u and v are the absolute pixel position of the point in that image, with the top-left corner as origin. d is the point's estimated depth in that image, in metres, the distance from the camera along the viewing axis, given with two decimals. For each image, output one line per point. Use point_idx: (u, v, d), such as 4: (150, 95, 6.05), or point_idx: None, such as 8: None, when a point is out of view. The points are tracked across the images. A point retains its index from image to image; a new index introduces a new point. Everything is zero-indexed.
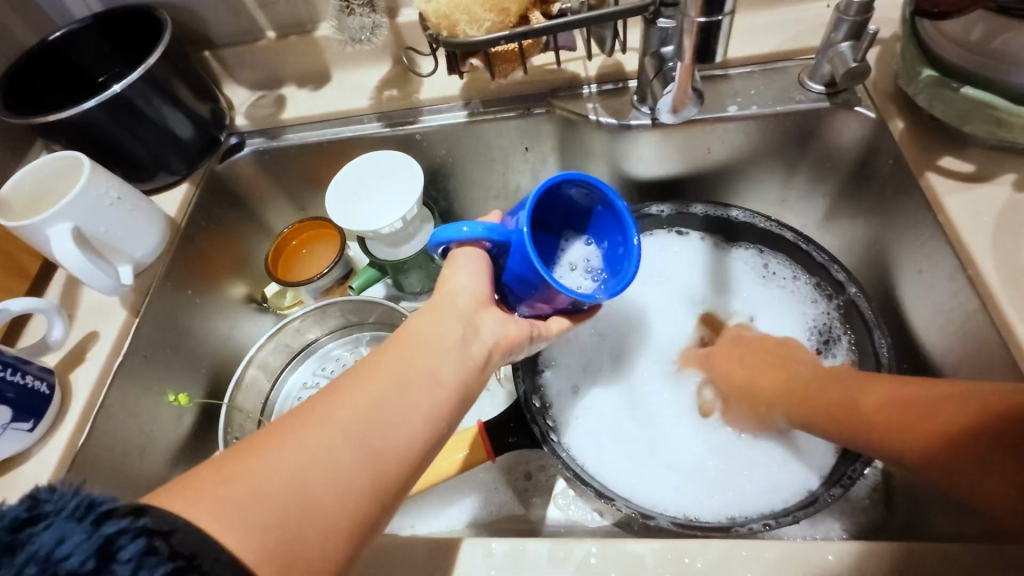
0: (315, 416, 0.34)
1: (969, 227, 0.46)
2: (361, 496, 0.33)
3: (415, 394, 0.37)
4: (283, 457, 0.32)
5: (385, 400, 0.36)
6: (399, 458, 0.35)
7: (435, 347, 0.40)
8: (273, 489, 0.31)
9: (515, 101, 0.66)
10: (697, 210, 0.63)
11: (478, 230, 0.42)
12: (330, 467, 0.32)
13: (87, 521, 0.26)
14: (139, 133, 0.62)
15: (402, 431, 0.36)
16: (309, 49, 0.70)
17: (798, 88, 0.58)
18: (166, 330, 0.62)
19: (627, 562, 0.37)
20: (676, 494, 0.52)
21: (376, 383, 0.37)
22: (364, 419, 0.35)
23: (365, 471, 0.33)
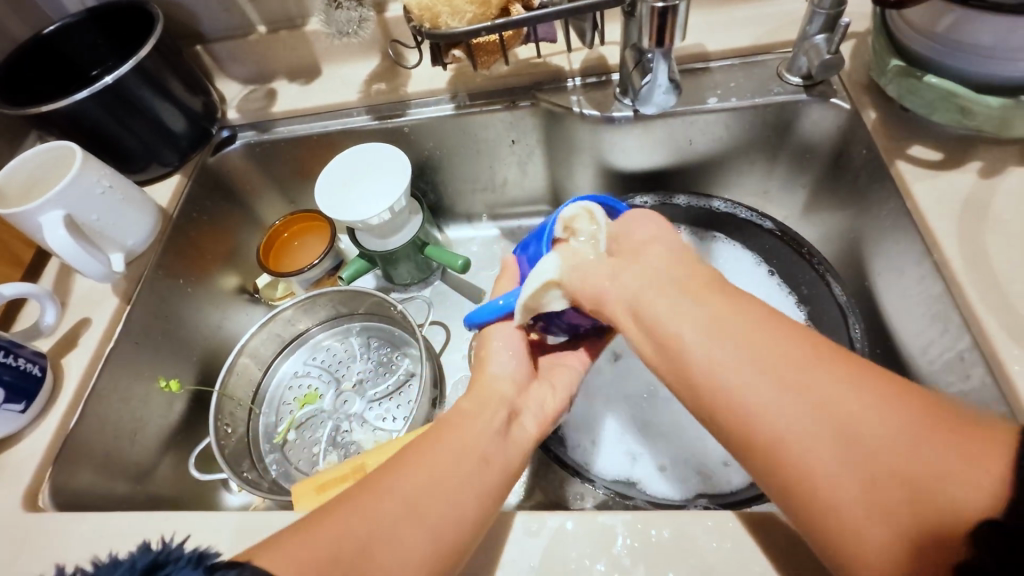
0: (377, 488, 0.35)
1: (935, 212, 0.47)
2: (417, 566, 0.33)
3: (471, 469, 0.38)
4: (349, 519, 0.33)
5: (445, 469, 0.37)
6: (457, 534, 0.35)
7: (487, 423, 0.42)
8: (338, 546, 0.31)
9: (501, 94, 0.67)
10: (680, 201, 0.64)
11: (513, 303, 0.46)
12: (398, 542, 0.33)
13: (200, 568, 0.28)
14: (131, 126, 0.63)
15: (460, 508, 0.36)
16: (298, 44, 0.71)
17: (776, 80, 0.60)
18: (158, 317, 0.64)
19: (599, 533, 0.38)
20: (689, 471, 0.54)
21: (436, 456, 0.38)
22: (423, 493, 0.35)
23: (426, 546, 0.33)
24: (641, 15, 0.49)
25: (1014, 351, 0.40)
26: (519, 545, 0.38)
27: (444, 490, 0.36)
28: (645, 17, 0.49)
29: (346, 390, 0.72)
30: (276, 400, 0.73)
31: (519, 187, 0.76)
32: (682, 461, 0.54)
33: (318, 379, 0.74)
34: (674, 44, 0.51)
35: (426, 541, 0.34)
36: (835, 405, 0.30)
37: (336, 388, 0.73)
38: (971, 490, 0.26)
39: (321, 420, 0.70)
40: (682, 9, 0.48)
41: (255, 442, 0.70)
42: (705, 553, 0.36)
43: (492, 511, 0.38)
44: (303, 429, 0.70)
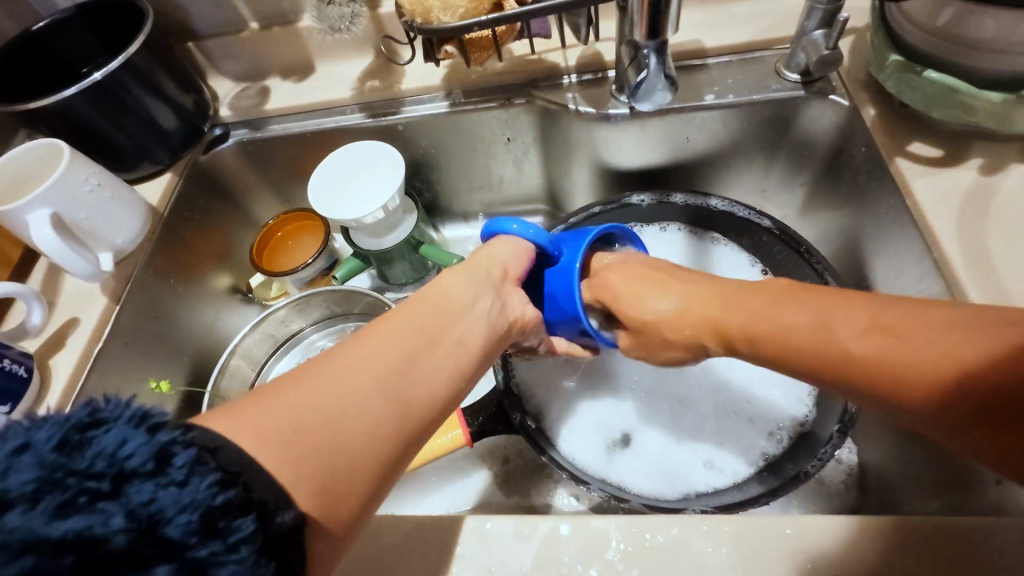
0: (348, 357, 0.35)
1: (935, 210, 0.46)
2: (389, 435, 0.34)
3: (442, 354, 0.39)
4: (318, 389, 0.32)
5: (415, 350, 0.37)
6: (421, 410, 0.36)
7: (458, 311, 0.42)
8: (307, 417, 0.31)
9: (497, 91, 0.66)
10: (677, 199, 0.63)
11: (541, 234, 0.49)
12: (365, 412, 0.33)
13: (144, 428, 0.25)
14: (121, 123, 0.62)
15: (427, 384, 0.37)
16: (291, 41, 0.70)
17: (774, 76, 0.59)
18: (149, 317, 0.63)
19: (592, 537, 0.37)
20: (652, 471, 0.54)
21: (404, 336, 0.38)
22: (393, 369, 0.35)
23: (395, 419, 0.34)
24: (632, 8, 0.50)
25: None
26: (510, 550, 0.37)
27: (414, 369, 0.36)
28: (637, 7, 0.50)
29: None
30: None
31: (515, 186, 0.76)
32: (643, 460, 0.55)
33: None
34: (668, 35, 0.51)
35: (392, 412, 0.34)
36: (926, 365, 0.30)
37: None
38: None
39: None
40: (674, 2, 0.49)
41: None
42: (701, 559, 0.36)
43: (456, 397, 0.39)
44: None
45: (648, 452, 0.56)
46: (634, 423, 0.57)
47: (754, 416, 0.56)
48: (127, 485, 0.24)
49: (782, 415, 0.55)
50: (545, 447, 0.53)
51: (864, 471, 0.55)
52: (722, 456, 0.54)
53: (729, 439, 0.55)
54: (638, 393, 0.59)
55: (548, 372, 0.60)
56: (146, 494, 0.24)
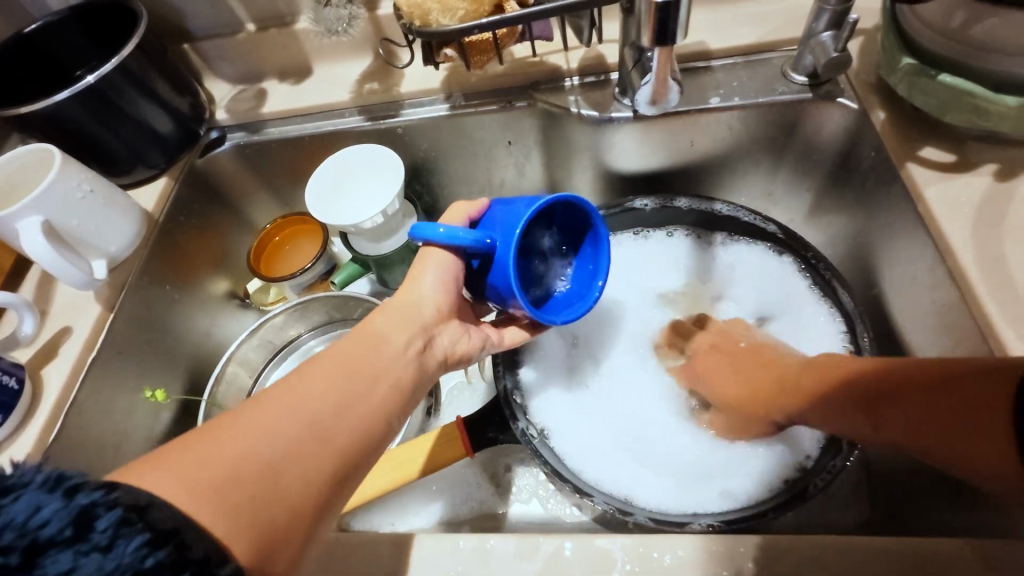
0: (277, 402, 0.36)
1: (948, 218, 0.45)
2: (317, 479, 0.35)
3: (376, 391, 0.40)
4: (243, 438, 0.33)
5: (343, 393, 0.38)
6: (352, 448, 0.37)
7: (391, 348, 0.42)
8: (233, 466, 0.32)
9: (498, 94, 0.65)
10: (682, 203, 0.62)
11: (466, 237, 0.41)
12: (297, 459, 0.34)
13: (61, 492, 0.26)
14: (116, 128, 0.61)
15: (358, 424, 0.38)
16: (288, 42, 0.69)
17: (780, 79, 0.58)
18: (144, 325, 0.62)
19: (597, 557, 0.36)
20: (643, 483, 0.52)
21: (334, 377, 0.38)
22: (321, 413, 0.36)
23: (324, 462, 0.35)
24: (640, 12, 0.47)
25: None
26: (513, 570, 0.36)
27: (347, 408, 0.38)
28: (646, 12, 0.46)
29: None
30: None
31: (516, 189, 0.74)
32: (634, 470, 0.53)
33: None
34: (676, 42, 0.49)
35: (323, 454, 0.36)
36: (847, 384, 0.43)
37: None
38: (958, 388, 0.36)
39: None
40: (683, 8, 0.46)
41: None
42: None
43: (390, 432, 0.41)
44: None
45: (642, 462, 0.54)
46: (636, 432, 0.56)
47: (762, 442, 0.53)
48: (41, 555, 0.25)
49: (801, 446, 0.52)
50: (542, 454, 0.52)
51: (874, 482, 0.54)
52: (720, 477, 0.52)
53: (731, 459, 0.53)
54: (643, 404, 0.57)
55: (552, 366, 0.60)
56: (64, 563, 0.25)
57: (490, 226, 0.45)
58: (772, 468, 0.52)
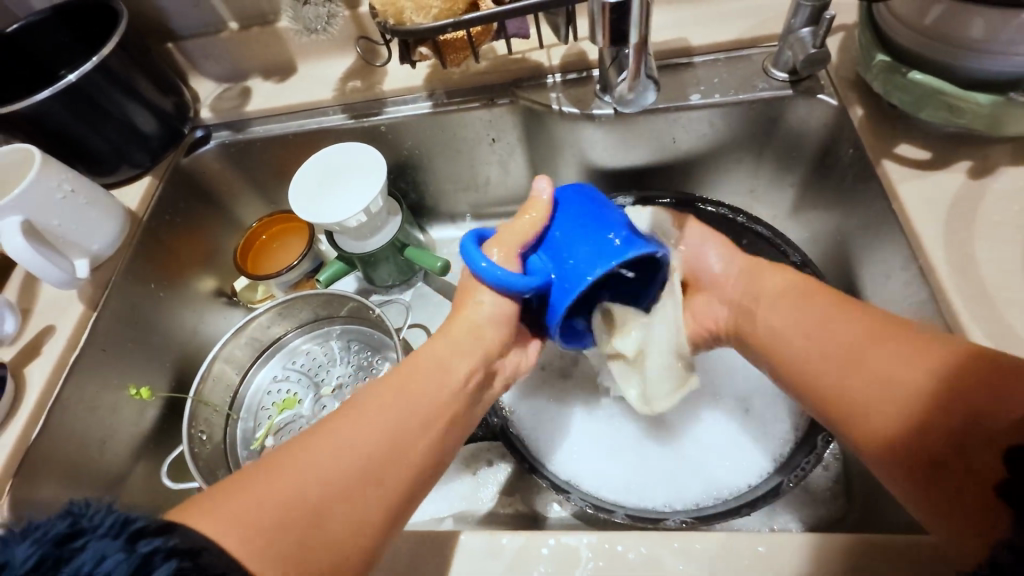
0: (323, 440, 0.37)
1: (923, 214, 0.44)
2: (369, 519, 0.36)
3: (428, 427, 0.41)
4: (299, 476, 0.34)
5: (398, 430, 0.39)
6: (402, 485, 0.38)
7: (438, 380, 0.43)
8: (287, 504, 0.33)
9: (481, 91, 0.65)
10: (664, 201, 0.62)
11: (519, 284, 0.45)
12: (349, 503, 0.35)
13: (123, 538, 0.26)
14: (98, 126, 0.61)
15: (401, 463, 0.38)
16: (272, 41, 0.69)
17: (761, 75, 0.57)
18: (129, 323, 0.63)
19: (560, 554, 0.37)
20: (619, 486, 0.53)
21: (387, 415, 0.39)
22: (376, 451, 0.37)
23: (376, 501, 0.36)
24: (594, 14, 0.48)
25: None
26: (478, 566, 0.37)
27: (396, 446, 0.38)
28: (599, 15, 0.47)
29: (325, 395, 0.71)
30: (255, 405, 0.72)
31: (501, 187, 0.75)
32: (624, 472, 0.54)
33: (297, 384, 0.73)
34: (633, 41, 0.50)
35: (374, 492, 0.36)
36: (865, 363, 0.37)
37: (316, 393, 0.72)
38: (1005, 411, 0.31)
39: (299, 426, 0.69)
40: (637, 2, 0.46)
41: (232, 449, 0.69)
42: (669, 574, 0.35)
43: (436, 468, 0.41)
44: (281, 435, 0.69)
45: (618, 463, 0.54)
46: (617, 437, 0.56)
47: (735, 443, 0.54)
48: None
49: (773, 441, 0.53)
50: (519, 449, 0.53)
51: (851, 479, 0.54)
52: (698, 480, 0.52)
53: (713, 459, 0.53)
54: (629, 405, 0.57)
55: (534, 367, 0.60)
56: None
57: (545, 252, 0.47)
58: (743, 468, 0.52)
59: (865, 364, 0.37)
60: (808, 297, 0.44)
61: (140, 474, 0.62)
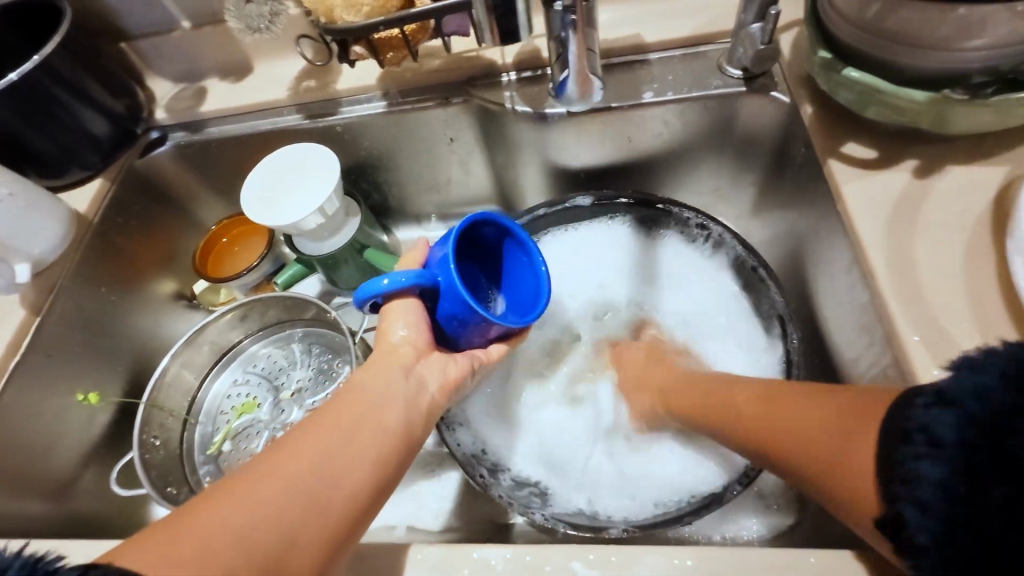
0: (266, 468, 0.35)
1: (865, 214, 0.43)
2: (314, 538, 0.34)
3: (369, 439, 0.40)
4: (232, 508, 0.33)
5: (336, 447, 0.38)
6: (348, 502, 0.37)
7: (380, 397, 0.42)
8: (221, 537, 0.31)
9: (435, 90, 0.64)
10: (623, 202, 0.60)
11: (410, 280, 0.44)
12: (290, 524, 0.34)
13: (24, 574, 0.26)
14: (44, 129, 0.60)
15: (352, 478, 0.37)
16: (225, 40, 0.68)
17: (716, 72, 0.56)
18: (78, 328, 0.62)
19: (474, 566, 0.36)
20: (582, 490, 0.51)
21: (325, 433, 0.38)
22: (313, 467, 0.36)
23: (320, 518, 0.35)
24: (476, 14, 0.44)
25: (933, 371, 0.36)
26: None
27: (336, 460, 0.37)
28: (483, 17, 0.44)
29: (284, 399, 0.70)
30: (214, 410, 0.71)
31: (463, 186, 0.73)
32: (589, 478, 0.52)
33: (256, 388, 0.72)
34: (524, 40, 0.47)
35: (317, 510, 0.35)
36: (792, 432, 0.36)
37: (274, 398, 0.70)
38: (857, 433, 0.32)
39: (256, 431, 0.68)
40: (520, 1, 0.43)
41: (189, 453, 0.68)
42: None
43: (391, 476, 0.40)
44: (239, 440, 0.68)
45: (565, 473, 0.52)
46: (568, 440, 0.54)
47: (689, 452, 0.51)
48: None
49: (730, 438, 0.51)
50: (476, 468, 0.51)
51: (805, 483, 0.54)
52: (639, 492, 0.50)
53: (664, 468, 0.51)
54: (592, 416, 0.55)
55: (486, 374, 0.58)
56: None
57: (433, 261, 0.47)
58: (689, 483, 0.50)
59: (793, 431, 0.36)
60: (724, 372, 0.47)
61: (89, 480, 0.61)
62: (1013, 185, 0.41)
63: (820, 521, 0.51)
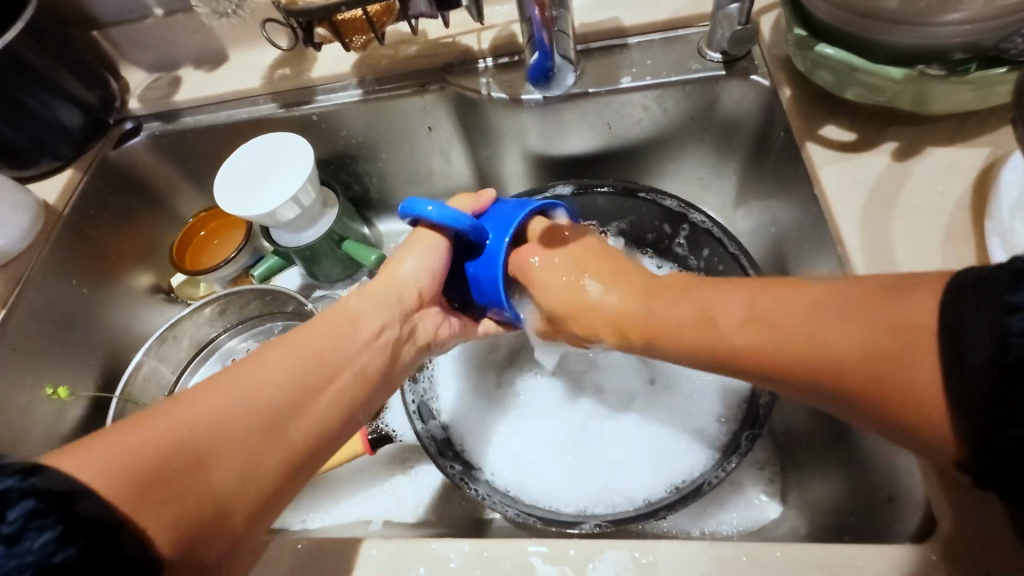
0: (221, 389, 0.36)
1: (841, 199, 0.41)
2: (263, 470, 0.35)
3: (332, 378, 0.41)
4: (186, 424, 0.34)
5: (299, 383, 0.39)
6: (300, 438, 0.38)
7: (354, 338, 0.43)
8: (171, 448, 0.32)
9: (411, 77, 0.63)
10: (604, 190, 0.59)
11: (465, 225, 0.44)
12: (239, 447, 0.35)
13: None
14: (14, 119, 0.59)
15: (309, 415, 0.38)
16: (198, 27, 0.66)
17: (696, 56, 0.55)
18: (47, 322, 0.61)
19: (431, 560, 0.36)
20: (560, 489, 0.51)
21: (290, 366, 0.39)
22: (274, 399, 0.37)
23: (270, 448, 0.36)
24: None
25: None
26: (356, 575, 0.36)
27: (296, 399, 0.38)
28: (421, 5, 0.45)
29: None
30: None
31: (444, 178, 0.72)
32: (571, 479, 0.51)
33: None
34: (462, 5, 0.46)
35: (268, 440, 0.36)
36: (812, 337, 0.31)
37: None
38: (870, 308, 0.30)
39: None
40: None
41: None
42: None
43: (349, 425, 0.41)
44: None
45: (527, 458, 0.53)
46: (548, 437, 0.55)
47: (661, 442, 0.52)
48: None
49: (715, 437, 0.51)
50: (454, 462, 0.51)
51: (787, 478, 0.53)
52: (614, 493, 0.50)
53: (626, 465, 0.51)
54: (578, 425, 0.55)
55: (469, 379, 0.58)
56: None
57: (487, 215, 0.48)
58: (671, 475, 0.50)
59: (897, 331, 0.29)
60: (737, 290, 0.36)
61: None
62: (994, 167, 0.40)
63: (804, 516, 0.50)
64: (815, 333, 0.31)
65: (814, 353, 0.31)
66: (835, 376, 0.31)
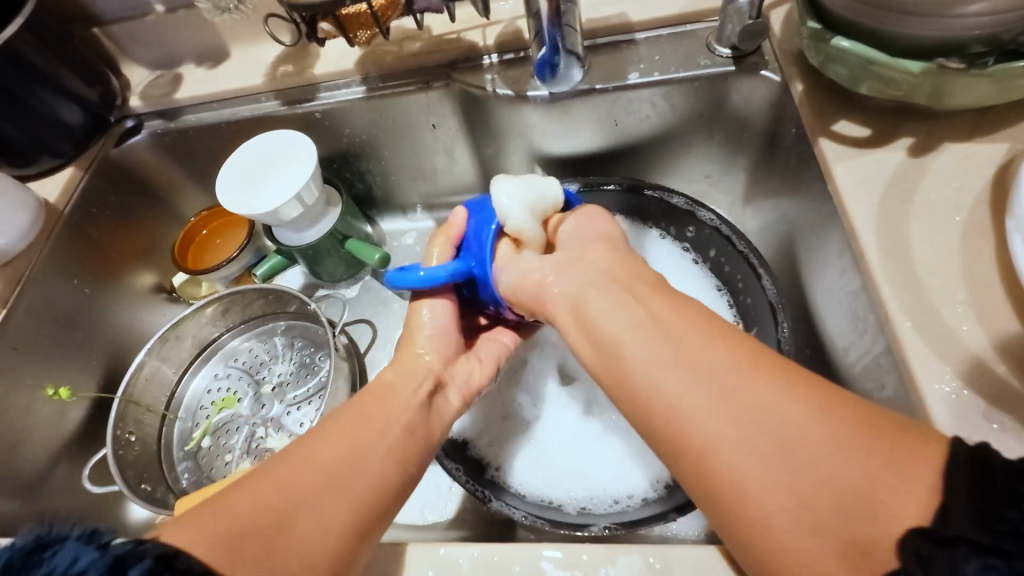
0: (291, 458, 0.36)
1: (856, 195, 0.40)
2: (343, 529, 0.34)
3: (394, 435, 0.39)
4: (263, 489, 0.33)
5: (361, 441, 0.38)
6: (370, 494, 0.36)
7: (406, 397, 0.42)
8: (253, 516, 0.32)
9: (415, 73, 0.62)
10: (610, 188, 0.58)
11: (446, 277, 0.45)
12: (316, 506, 0.33)
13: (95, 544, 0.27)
14: (13, 117, 0.58)
15: (378, 472, 0.37)
16: (200, 23, 0.66)
17: (705, 51, 0.54)
18: (48, 322, 0.61)
19: (440, 564, 0.36)
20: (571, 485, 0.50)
21: (351, 427, 0.38)
22: (342, 460, 0.36)
23: (347, 509, 0.34)
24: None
25: (925, 361, 0.34)
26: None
27: (360, 458, 0.37)
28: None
29: (266, 394, 0.67)
30: (193, 405, 0.69)
31: (447, 175, 0.71)
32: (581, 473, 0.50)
33: (238, 382, 0.69)
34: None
35: (341, 498, 0.34)
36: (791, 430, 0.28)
37: (255, 391, 0.68)
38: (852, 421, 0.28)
39: (236, 426, 0.66)
40: None
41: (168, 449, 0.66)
42: None
43: (413, 480, 0.39)
44: (219, 436, 0.66)
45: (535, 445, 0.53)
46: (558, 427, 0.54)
47: None
48: None
49: None
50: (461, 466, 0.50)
51: None
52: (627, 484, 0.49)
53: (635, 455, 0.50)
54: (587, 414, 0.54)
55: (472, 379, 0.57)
56: None
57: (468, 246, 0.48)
58: None
59: (882, 487, 0.26)
60: (721, 353, 0.32)
61: (61, 477, 0.60)
62: (1013, 163, 0.39)
63: None
64: (787, 426, 0.28)
65: (785, 440, 0.28)
66: (811, 494, 0.27)
